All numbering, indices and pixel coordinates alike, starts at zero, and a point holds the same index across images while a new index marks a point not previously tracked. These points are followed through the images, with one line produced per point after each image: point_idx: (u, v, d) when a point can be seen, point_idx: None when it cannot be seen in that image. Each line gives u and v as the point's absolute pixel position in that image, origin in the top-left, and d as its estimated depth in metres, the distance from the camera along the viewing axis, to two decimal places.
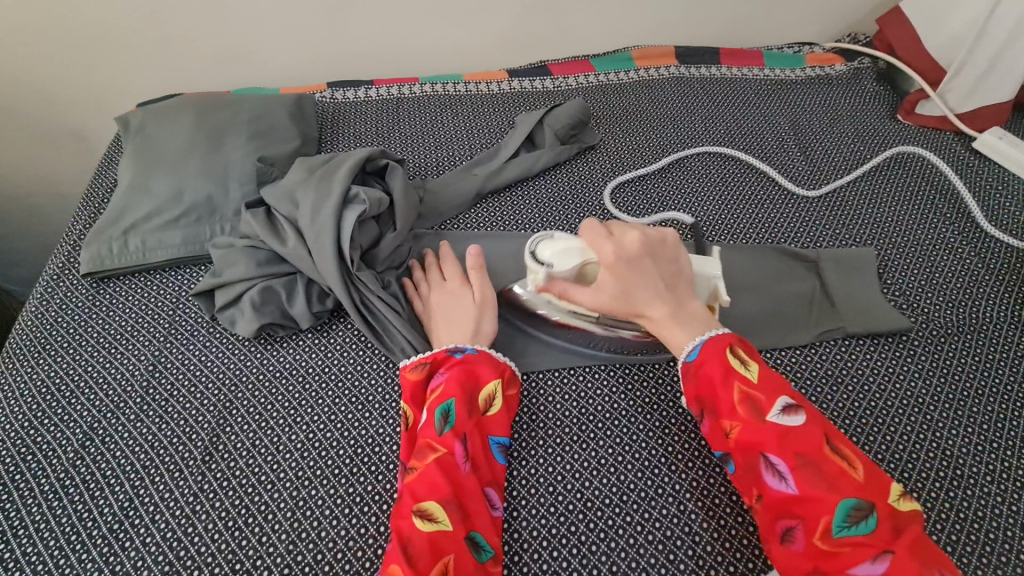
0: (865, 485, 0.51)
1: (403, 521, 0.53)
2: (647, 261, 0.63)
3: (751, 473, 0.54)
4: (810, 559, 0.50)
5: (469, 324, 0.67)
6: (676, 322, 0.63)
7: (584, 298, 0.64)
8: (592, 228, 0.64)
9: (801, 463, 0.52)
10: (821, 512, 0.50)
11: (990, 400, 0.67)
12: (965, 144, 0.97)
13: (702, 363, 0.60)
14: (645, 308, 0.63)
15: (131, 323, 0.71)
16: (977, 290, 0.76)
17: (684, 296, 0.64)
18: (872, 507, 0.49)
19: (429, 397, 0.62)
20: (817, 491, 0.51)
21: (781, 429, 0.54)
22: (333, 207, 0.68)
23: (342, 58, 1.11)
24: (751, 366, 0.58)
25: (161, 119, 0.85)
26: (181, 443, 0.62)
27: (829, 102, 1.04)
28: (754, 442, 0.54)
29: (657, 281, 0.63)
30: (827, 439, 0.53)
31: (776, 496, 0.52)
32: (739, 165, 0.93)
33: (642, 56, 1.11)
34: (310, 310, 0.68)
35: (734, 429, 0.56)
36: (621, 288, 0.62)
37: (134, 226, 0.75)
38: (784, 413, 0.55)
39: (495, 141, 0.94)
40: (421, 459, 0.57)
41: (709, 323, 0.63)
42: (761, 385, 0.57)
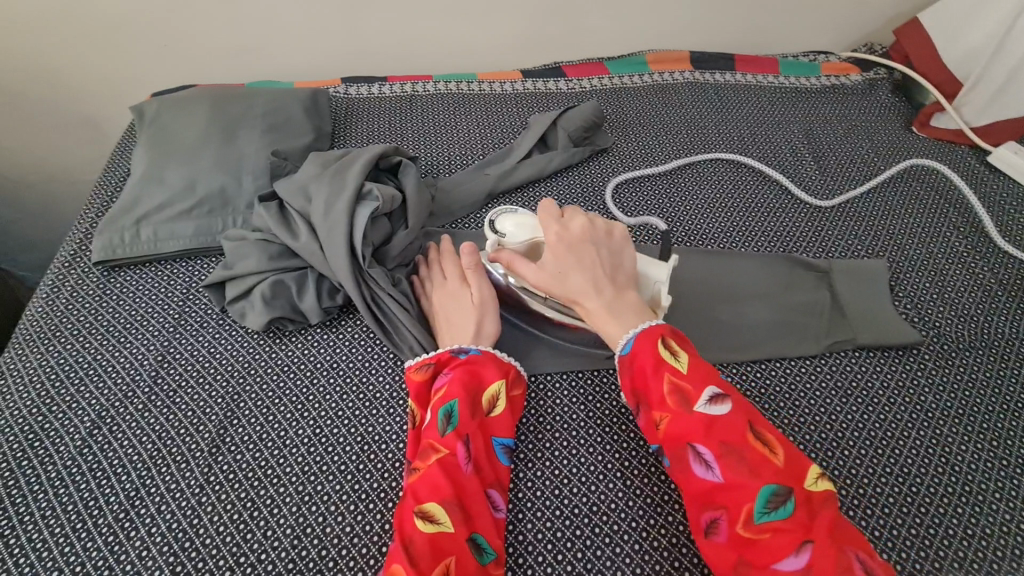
0: (784, 470, 0.52)
1: (405, 521, 0.53)
2: (589, 248, 0.64)
3: (679, 465, 0.55)
4: (733, 548, 0.51)
5: (468, 324, 0.66)
6: (609, 312, 0.62)
7: (528, 270, 0.64)
8: (546, 207, 0.67)
9: (725, 451, 0.53)
10: (743, 500, 0.51)
11: (999, 417, 0.66)
12: (980, 157, 0.96)
13: (635, 355, 0.59)
14: (578, 293, 0.63)
15: (141, 313, 0.71)
16: (989, 305, 0.76)
17: (622, 287, 0.64)
18: (789, 492, 0.50)
19: (434, 397, 0.61)
20: (740, 479, 0.51)
21: (706, 418, 0.54)
22: (345, 202, 0.68)
23: (357, 54, 1.11)
24: (681, 356, 0.58)
25: (175, 109, 0.85)
26: (188, 434, 0.62)
27: (844, 112, 1.04)
28: (682, 433, 0.55)
29: (596, 267, 0.63)
30: (750, 427, 0.54)
31: (702, 486, 0.53)
32: (752, 173, 0.93)
33: (657, 60, 1.11)
34: (320, 305, 0.68)
35: (664, 420, 0.56)
36: (558, 270, 0.63)
37: (146, 216, 0.76)
38: (710, 402, 0.55)
39: (508, 141, 0.94)
40: (424, 460, 0.57)
41: (642, 316, 0.62)
42: (690, 374, 0.57)
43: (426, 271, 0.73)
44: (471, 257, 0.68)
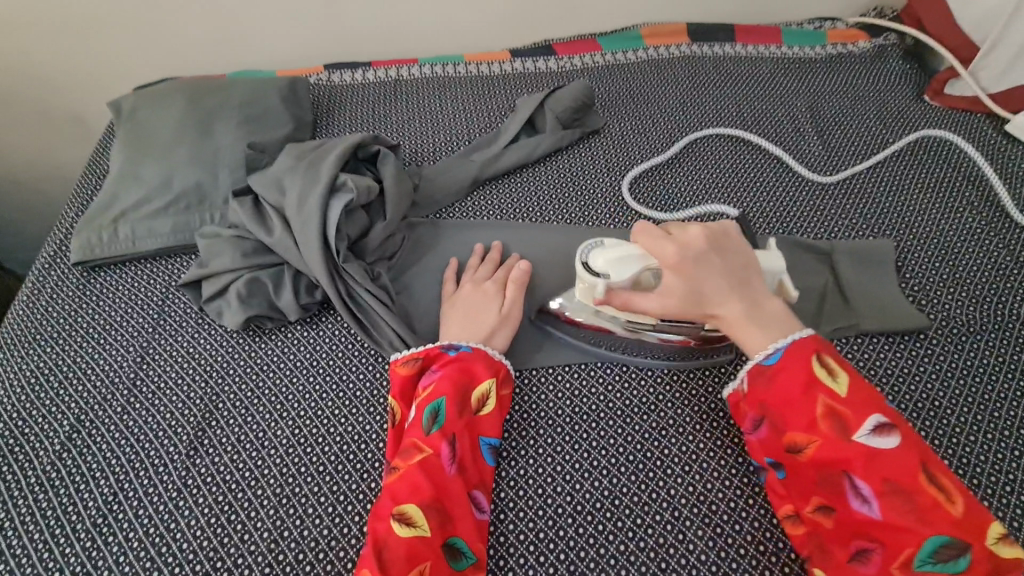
0: (963, 522, 0.47)
1: (381, 523, 0.52)
2: (714, 257, 0.59)
3: (828, 489, 0.51)
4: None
5: (483, 328, 0.65)
6: (752, 322, 0.57)
7: (651, 304, 0.60)
8: (647, 230, 0.61)
9: (889, 489, 0.49)
10: (906, 544, 0.47)
11: (1012, 405, 0.63)
12: (997, 127, 0.90)
13: (782, 369, 0.55)
14: (715, 307, 0.58)
15: (121, 314, 0.70)
16: (1005, 286, 0.71)
17: (759, 292, 0.59)
18: (965, 547, 0.46)
19: (419, 394, 0.60)
20: (905, 523, 0.47)
21: (871, 450, 0.50)
22: (319, 195, 0.66)
23: (339, 39, 1.08)
24: (840, 377, 0.53)
25: (151, 103, 0.83)
26: (167, 437, 0.61)
27: (851, 82, 0.98)
28: (838, 461, 0.51)
29: (728, 277, 0.58)
30: (923, 467, 0.49)
31: (854, 518, 0.50)
32: (752, 151, 0.88)
33: (652, 34, 1.06)
34: (298, 302, 0.66)
35: (813, 444, 0.52)
36: (688, 290, 0.58)
37: (123, 214, 0.74)
38: (876, 433, 0.50)
39: (495, 126, 0.91)
40: (404, 460, 0.55)
41: (788, 321, 0.58)
42: (850, 399, 0.52)
43: (477, 265, 0.72)
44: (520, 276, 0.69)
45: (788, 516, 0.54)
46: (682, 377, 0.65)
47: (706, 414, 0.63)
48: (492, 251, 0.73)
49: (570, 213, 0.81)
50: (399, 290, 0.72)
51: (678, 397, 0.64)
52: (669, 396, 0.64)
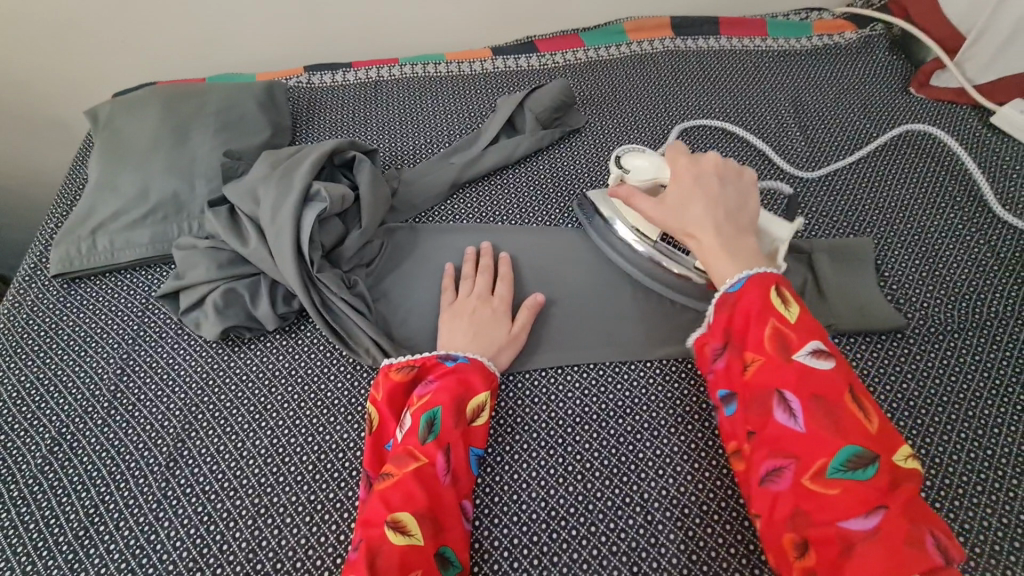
0: (876, 438, 0.48)
1: (373, 530, 0.51)
2: (716, 181, 0.62)
3: (759, 408, 0.52)
4: (794, 498, 0.48)
5: (492, 347, 0.64)
6: (724, 250, 0.59)
7: (645, 204, 0.64)
8: (675, 147, 0.66)
9: (816, 405, 0.49)
10: (819, 455, 0.48)
11: (987, 403, 0.62)
12: (982, 119, 0.89)
13: (741, 296, 0.55)
14: (694, 226, 0.60)
15: (101, 325, 0.70)
16: (983, 282, 0.71)
17: (742, 228, 0.61)
18: (874, 458, 0.47)
19: (413, 401, 0.59)
20: (825, 435, 0.48)
21: (805, 369, 0.50)
22: (292, 205, 0.66)
23: (320, 40, 1.07)
24: (792, 308, 0.54)
25: (128, 112, 0.82)
26: (147, 448, 0.62)
27: (837, 75, 0.97)
28: (774, 379, 0.51)
29: (720, 201, 0.61)
30: (850, 389, 0.50)
31: (778, 433, 0.50)
32: (734, 147, 0.88)
33: (635, 28, 1.04)
34: (275, 312, 0.67)
35: (755, 364, 0.53)
36: (680, 203, 0.62)
37: (102, 225, 0.74)
38: (813, 356, 0.51)
39: (475, 126, 0.90)
40: (399, 467, 0.55)
41: (761, 259, 0.59)
42: (798, 325, 0.53)
43: (470, 273, 0.71)
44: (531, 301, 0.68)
45: (733, 455, 0.55)
46: (658, 380, 0.65)
47: (681, 417, 0.63)
48: (485, 257, 0.73)
49: (549, 215, 0.80)
50: (377, 297, 0.72)
51: (654, 400, 0.64)
52: (644, 399, 0.64)
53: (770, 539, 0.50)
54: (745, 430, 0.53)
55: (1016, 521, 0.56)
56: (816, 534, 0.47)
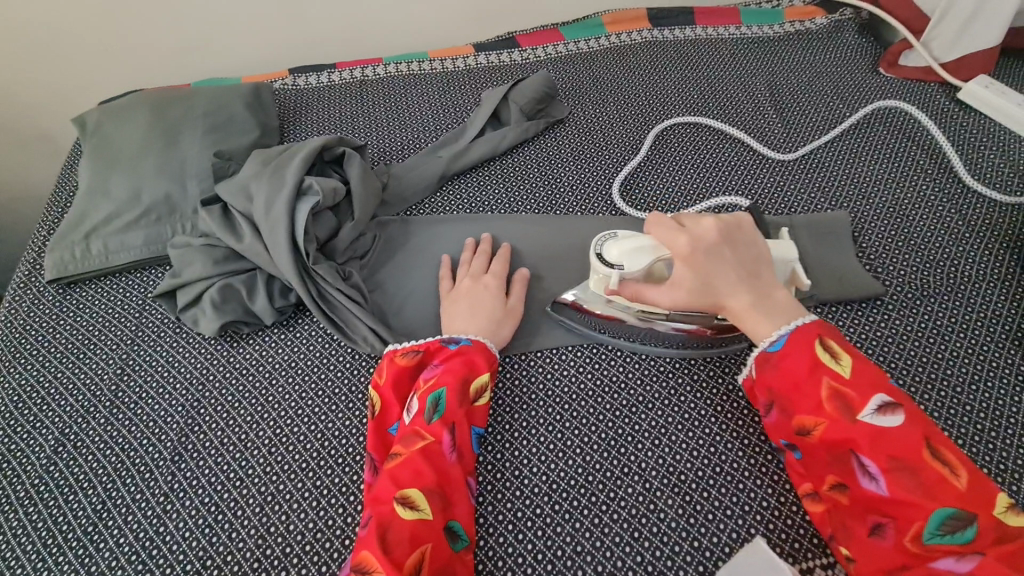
0: (968, 494, 0.47)
1: (383, 506, 0.52)
2: (725, 249, 0.60)
3: (837, 469, 0.53)
4: (896, 557, 0.49)
5: (490, 323, 0.66)
6: (761, 313, 0.58)
7: (659, 296, 0.62)
8: (658, 221, 0.62)
9: (896, 466, 0.49)
10: (915, 517, 0.48)
11: (965, 361, 0.65)
12: (949, 94, 0.92)
13: (786, 356, 0.56)
14: (725, 298, 0.59)
15: (99, 328, 0.71)
16: (956, 249, 0.74)
17: (768, 282, 0.60)
18: (971, 516, 0.47)
19: (418, 385, 0.61)
20: (913, 497, 0.48)
21: (877, 430, 0.51)
22: (285, 200, 0.67)
23: (304, 43, 1.08)
24: (844, 360, 0.54)
25: (115, 117, 0.83)
26: (151, 444, 0.62)
27: (809, 59, 1.00)
28: (845, 441, 0.52)
29: (738, 267, 0.59)
30: (927, 443, 0.50)
31: (865, 495, 0.51)
32: (713, 133, 0.90)
33: (613, 21, 1.07)
34: (272, 306, 0.68)
35: (819, 426, 0.53)
36: (700, 281, 0.59)
37: (94, 229, 0.75)
38: (880, 413, 0.51)
39: (461, 121, 0.92)
40: (407, 447, 0.56)
41: (799, 311, 0.58)
42: (855, 380, 0.53)
43: (469, 258, 0.74)
44: (523, 282, 0.71)
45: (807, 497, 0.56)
46: (650, 355, 0.67)
47: (673, 389, 0.65)
48: (483, 244, 0.75)
49: (538, 203, 0.82)
50: (373, 288, 0.73)
51: (647, 373, 0.66)
52: (637, 373, 0.66)
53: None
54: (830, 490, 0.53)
55: (996, 470, 0.58)
56: None
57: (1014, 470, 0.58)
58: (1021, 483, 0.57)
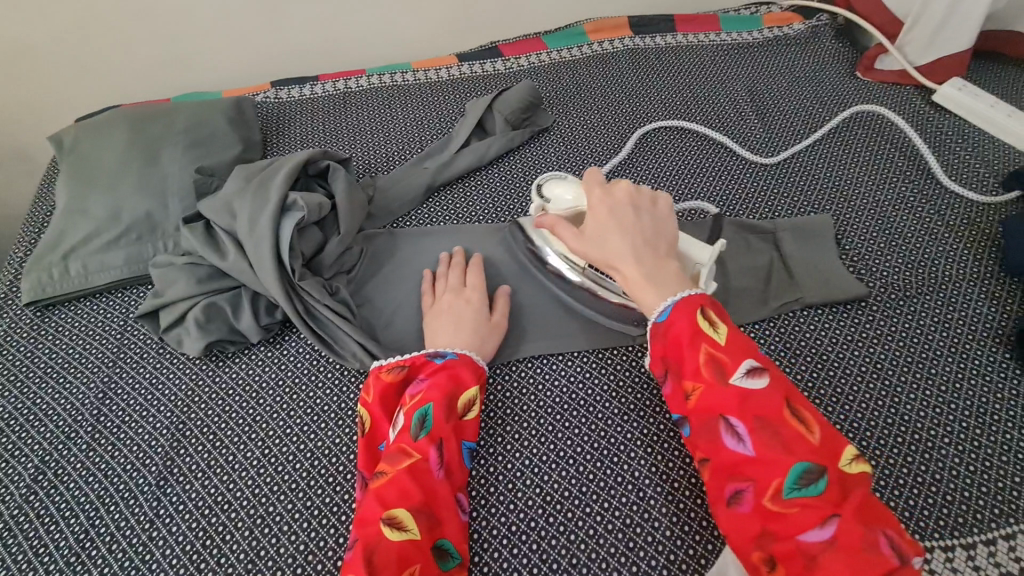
0: (820, 448, 0.48)
1: (369, 528, 0.51)
2: (628, 212, 0.61)
3: (707, 434, 0.51)
4: (758, 520, 0.48)
5: (477, 337, 0.66)
6: (648, 279, 0.58)
7: (567, 234, 0.64)
8: (591, 175, 0.66)
9: (760, 426, 0.49)
10: (773, 476, 0.47)
11: (948, 359, 0.66)
12: (925, 98, 0.94)
13: (671, 323, 0.55)
14: (617, 261, 0.59)
15: (79, 351, 0.69)
16: (936, 248, 0.75)
17: (664, 254, 0.60)
18: (823, 471, 0.47)
19: (406, 401, 0.60)
20: (774, 455, 0.48)
21: (742, 392, 0.50)
22: (269, 216, 0.66)
23: (286, 55, 1.07)
24: (721, 327, 0.54)
25: (93, 134, 0.81)
26: (136, 469, 0.61)
27: (788, 64, 1.02)
28: (715, 405, 0.51)
29: (634, 234, 0.60)
30: (787, 402, 0.50)
31: (731, 459, 0.50)
32: (696, 138, 0.91)
33: (596, 29, 1.07)
34: (259, 324, 0.67)
35: (696, 391, 0.52)
36: (596, 236, 0.61)
37: (73, 249, 0.73)
38: (749, 376, 0.51)
39: (446, 131, 0.92)
40: (393, 465, 0.55)
41: (683, 285, 0.58)
42: (728, 345, 0.52)
43: (444, 271, 0.73)
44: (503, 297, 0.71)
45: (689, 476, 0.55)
46: (640, 363, 0.68)
47: (665, 396, 0.65)
48: (457, 256, 0.74)
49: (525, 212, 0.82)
50: (361, 302, 0.72)
51: (637, 381, 0.66)
52: (628, 381, 0.66)
53: (742, 560, 0.49)
54: (702, 459, 0.52)
55: (982, 468, 0.59)
56: (780, 551, 0.46)
57: (999, 467, 0.59)
58: (1007, 480, 0.58)
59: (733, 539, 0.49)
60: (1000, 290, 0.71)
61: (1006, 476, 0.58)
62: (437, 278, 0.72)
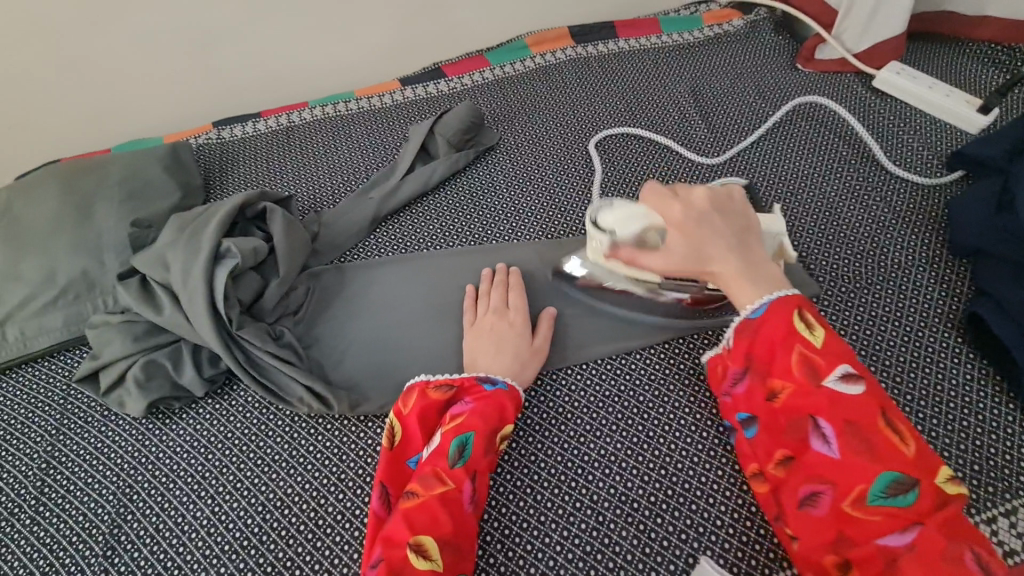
0: (915, 461, 0.47)
1: (396, 549, 0.50)
2: (715, 216, 0.60)
3: (794, 435, 0.52)
4: (834, 522, 0.49)
5: (516, 361, 0.64)
6: (745, 277, 0.58)
7: (653, 262, 0.60)
8: (655, 190, 0.62)
9: (851, 432, 0.49)
10: (858, 481, 0.48)
11: (900, 348, 0.66)
12: (866, 84, 0.95)
13: (764, 322, 0.55)
14: (713, 265, 0.59)
15: (20, 420, 0.67)
16: (884, 237, 0.75)
17: (756, 253, 0.60)
18: (914, 483, 0.46)
19: (447, 421, 0.59)
20: (860, 461, 0.48)
21: (835, 396, 0.50)
22: (202, 266, 0.65)
23: (227, 94, 1.06)
24: (817, 330, 0.53)
25: (25, 194, 0.79)
26: (82, 541, 0.59)
27: (729, 61, 1.02)
28: (805, 406, 0.51)
29: (728, 239, 0.59)
30: (883, 412, 0.49)
31: (816, 459, 0.50)
32: (643, 144, 0.91)
33: (537, 42, 1.07)
34: (201, 377, 0.65)
35: (785, 390, 0.53)
36: (691, 247, 0.58)
37: (9, 315, 0.71)
38: (844, 381, 0.50)
39: (391, 158, 0.91)
40: (425, 488, 0.54)
41: (784, 283, 0.58)
42: (824, 349, 0.52)
43: (487, 289, 0.71)
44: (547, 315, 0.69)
45: (754, 476, 0.55)
46: (596, 381, 0.66)
47: (621, 413, 0.64)
48: (500, 274, 0.72)
49: (475, 234, 0.81)
50: (309, 343, 0.71)
51: (593, 399, 0.65)
52: (584, 400, 0.65)
53: (809, 558, 0.50)
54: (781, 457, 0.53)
55: (941, 459, 0.58)
56: (856, 552, 0.47)
57: (958, 456, 0.58)
58: (966, 469, 0.57)
59: (800, 536, 0.50)
60: (949, 273, 0.71)
61: (966, 464, 0.58)
62: (478, 296, 0.71)
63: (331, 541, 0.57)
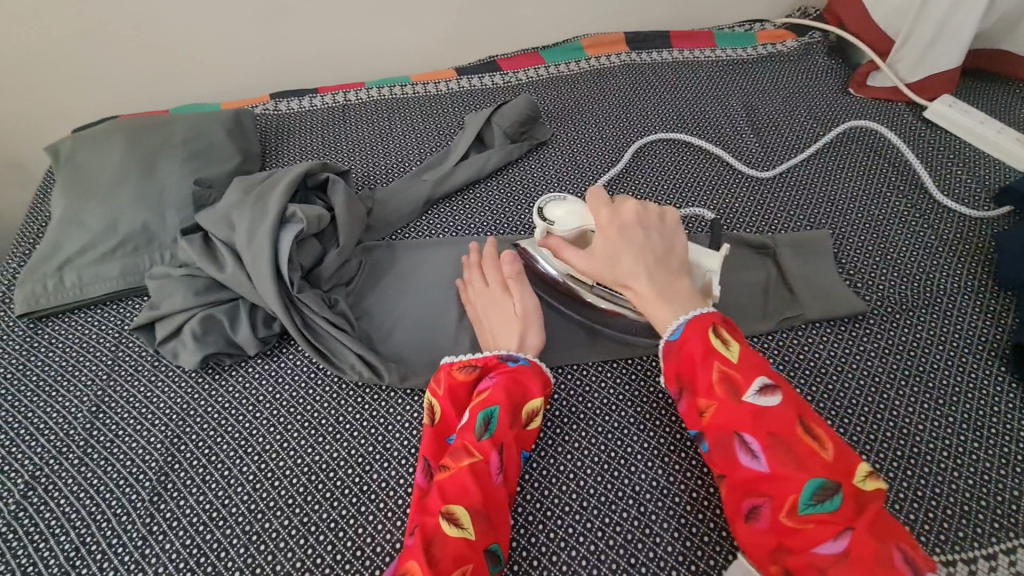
0: (834, 465, 0.48)
1: (429, 517, 0.51)
2: (638, 232, 0.60)
3: (723, 452, 0.52)
4: (775, 534, 0.49)
5: (511, 334, 0.65)
6: (658, 296, 0.59)
7: (576, 259, 0.63)
8: (596, 195, 0.63)
9: (774, 443, 0.50)
10: (789, 490, 0.48)
11: (944, 373, 0.66)
12: (917, 114, 0.96)
13: (684, 341, 0.56)
14: (628, 279, 0.60)
15: (72, 363, 0.69)
16: (930, 264, 0.76)
17: (676, 272, 0.60)
18: (837, 487, 0.47)
19: (474, 399, 0.59)
20: (786, 471, 0.49)
21: (756, 409, 0.51)
22: (268, 228, 0.67)
23: (286, 68, 1.08)
24: (732, 346, 0.55)
25: (90, 145, 0.81)
26: (128, 485, 0.60)
27: (783, 80, 1.04)
28: (729, 422, 0.52)
29: (645, 254, 0.60)
30: (800, 420, 0.51)
31: (746, 475, 0.51)
32: (694, 152, 0.92)
33: (593, 44, 1.09)
34: (255, 336, 0.67)
35: (710, 408, 0.54)
36: (609, 256, 0.60)
37: (69, 260, 0.73)
38: (761, 393, 0.52)
39: (446, 144, 0.92)
40: (455, 461, 0.54)
41: (694, 305, 0.59)
42: (741, 363, 0.53)
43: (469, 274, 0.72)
44: (512, 266, 0.67)
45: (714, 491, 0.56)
46: (640, 376, 0.67)
47: (665, 410, 0.65)
48: (472, 254, 0.73)
49: (524, 224, 0.82)
50: (359, 314, 0.72)
51: (638, 394, 0.66)
52: (629, 394, 0.66)
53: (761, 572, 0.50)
54: (719, 474, 0.54)
55: (982, 482, 0.59)
56: (796, 562, 0.48)
57: (999, 480, 0.59)
58: (1005, 493, 0.58)
59: (751, 552, 0.51)
60: (993, 304, 0.72)
61: (1005, 490, 0.58)
62: (467, 283, 0.71)
63: (376, 506, 0.58)
